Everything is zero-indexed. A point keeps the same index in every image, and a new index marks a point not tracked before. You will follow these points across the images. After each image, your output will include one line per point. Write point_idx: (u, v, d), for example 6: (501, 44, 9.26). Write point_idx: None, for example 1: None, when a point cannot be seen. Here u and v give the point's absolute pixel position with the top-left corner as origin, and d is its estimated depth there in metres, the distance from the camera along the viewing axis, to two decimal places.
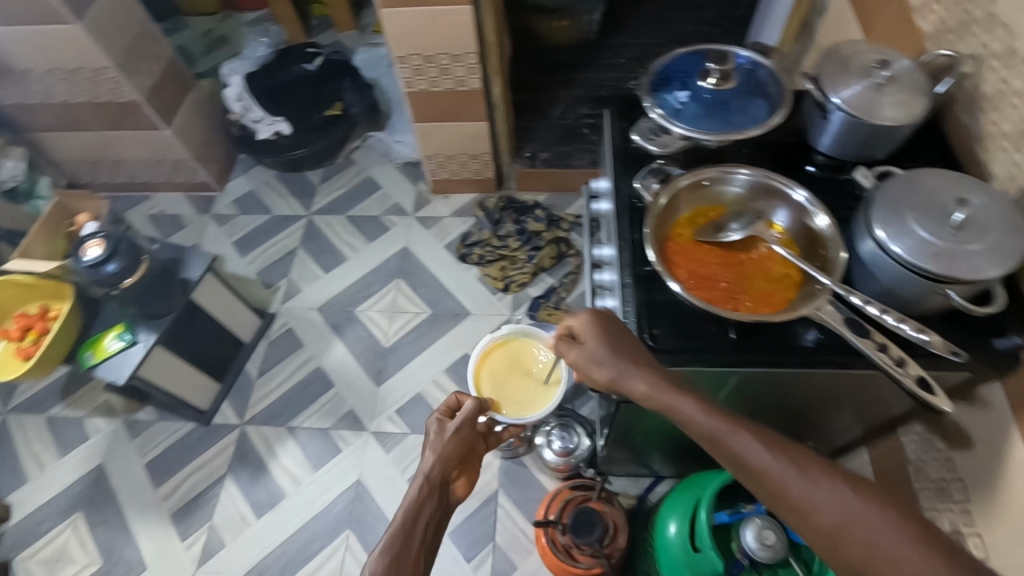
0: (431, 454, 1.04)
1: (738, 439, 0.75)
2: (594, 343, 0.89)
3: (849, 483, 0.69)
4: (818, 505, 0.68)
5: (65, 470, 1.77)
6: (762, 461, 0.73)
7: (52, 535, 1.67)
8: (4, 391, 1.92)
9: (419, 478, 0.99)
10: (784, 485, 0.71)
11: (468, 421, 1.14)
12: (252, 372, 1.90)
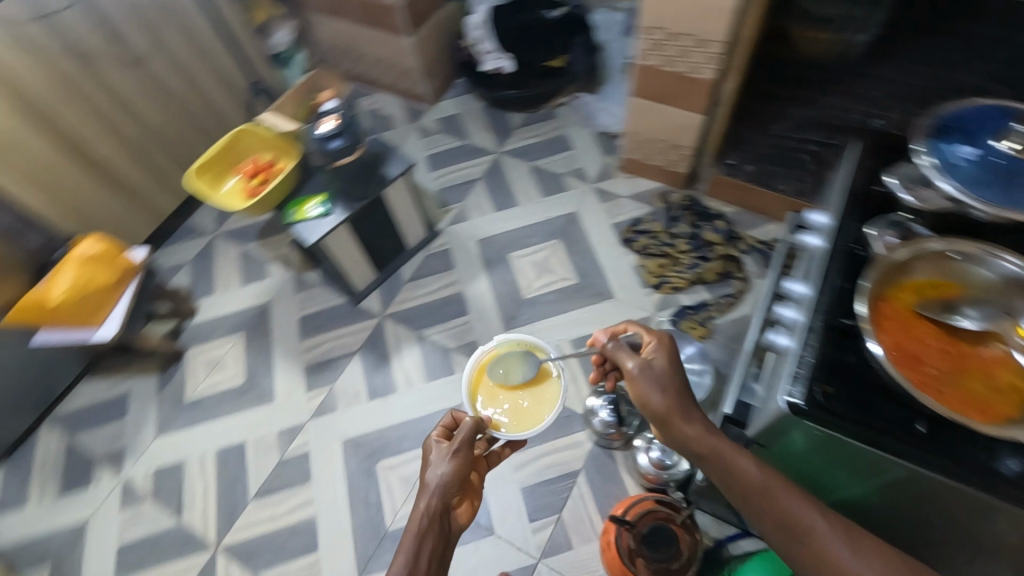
0: (428, 496, 1.04)
1: (791, 504, 0.86)
2: (664, 361, 1.05)
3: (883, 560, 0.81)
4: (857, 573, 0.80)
5: (242, 295, 2.10)
6: (813, 532, 0.84)
7: (219, 343, 2.00)
8: (221, 216, 2.29)
9: (415, 519, 1.01)
10: (830, 556, 0.82)
11: (467, 443, 1.10)
12: (405, 274, 2.07)
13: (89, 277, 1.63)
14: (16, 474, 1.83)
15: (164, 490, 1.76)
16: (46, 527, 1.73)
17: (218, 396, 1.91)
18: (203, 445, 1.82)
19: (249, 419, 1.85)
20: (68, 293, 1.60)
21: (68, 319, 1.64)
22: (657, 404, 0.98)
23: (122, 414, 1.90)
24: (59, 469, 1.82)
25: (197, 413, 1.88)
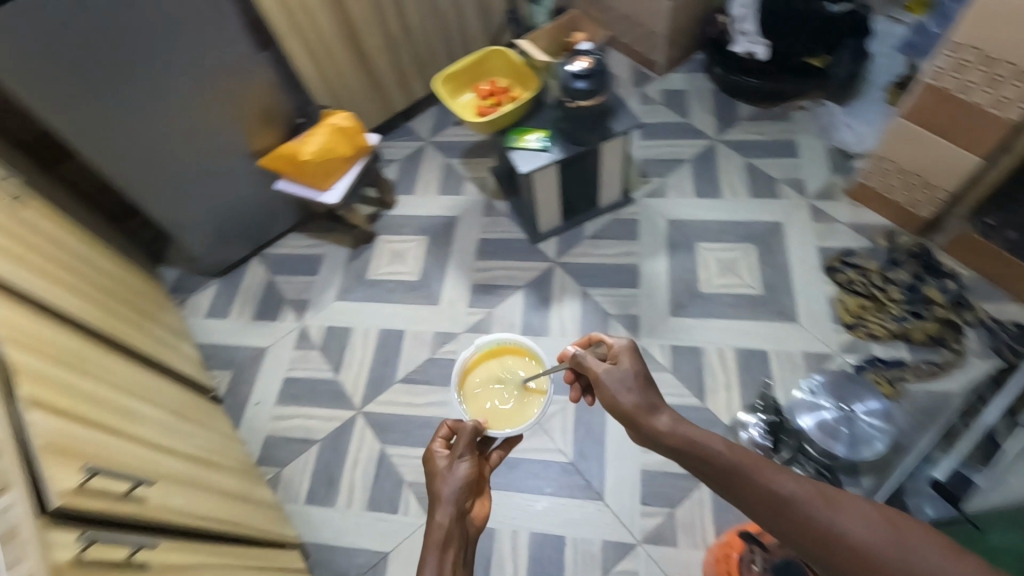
0: (444, 508, 1.02)
1: (769, 477, 0.80)
2: (633, 365, 1.09)
3: (879, 524, 0.70)
4: (860, 544, 0.69)
5: (435, 203, 2.24)
6: (801, 505, 0.75)
7: (405, 238, 2.17)
8: (436, 127, 2.45)
9: (433, 533, 0.99)
10: (825, 531, 0.72)
11: (469, 445, 1.12)
12: (587, 230, 2.08)
13: (334, 146, 1.82)
14: (225, 291, 2.15)
15: (329, 347, 1.98)
16: (236, 341, 2.03)
17: (393, 283, 2.08)
18: (368, 321, 2.01)
19: (412, 312, 2.00)
20: (316, 155, 1.80)
21: (308, 176, 1.85)
22: (630, 403, 1.03)
23: (314, 272, 2.15)
24: (256, 298, 2.12)
25: (372, 292, 2.07)
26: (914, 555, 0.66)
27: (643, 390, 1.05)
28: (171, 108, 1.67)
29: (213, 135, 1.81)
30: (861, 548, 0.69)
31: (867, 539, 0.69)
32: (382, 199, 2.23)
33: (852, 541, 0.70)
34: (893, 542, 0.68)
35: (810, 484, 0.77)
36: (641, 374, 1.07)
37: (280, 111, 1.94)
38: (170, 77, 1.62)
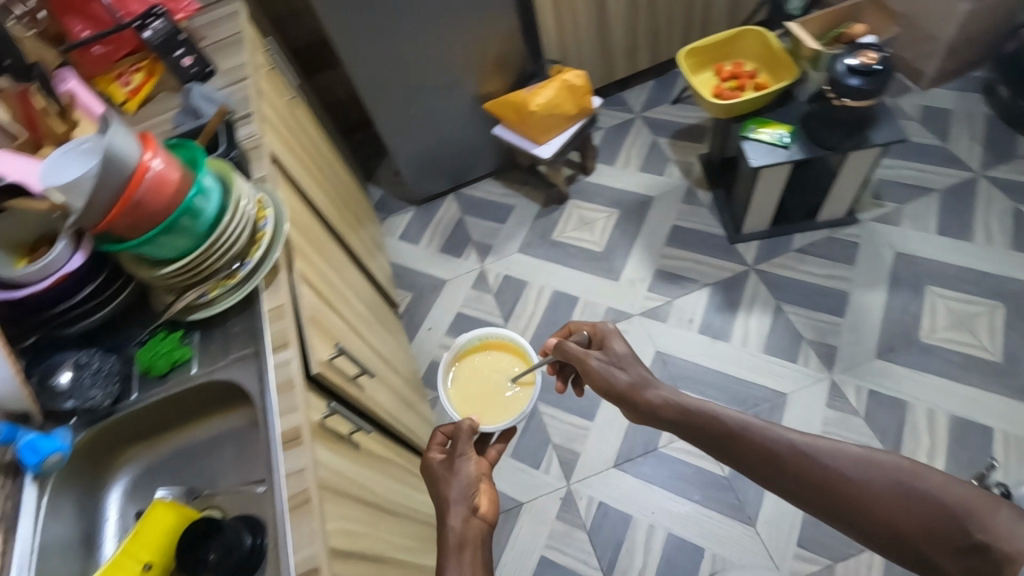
0: (455, 508, 0.93)
1: (772, 434, 0.90)
2: (614, 350, 1.15)
3: (876, 476, 0.82)
4: (858, 490, 0.82)
5: (635, 178, 2.17)
6: (801, 461, 0.86)
7: (596, 208, 2.14)
8: (649, 102, 2.35)
9: (447, 534, 0.89)
10: (823, 480, 0.84)
11: (468, 444, 1.01)
12: (795, 242, 1.91)
13: (561, 102, 1.82)
14: (419, 219, 2.26)
15: (504, 295, 2.03)
16: (421, 267, 2.14)
17: (576, 249, 2.07)
18: (545, 280, 2.02)
19: (590, 283, 1.98)
20: (542, 107, 1.81)
21: (528, 127, 1.87)
22: (622, 381, 1.09)
23: (502, 221, 2.19)
24: (445, 233, 2.21)
25: (554, 252, 2.08)
26: (907, 493, 0.79)
27: (632, 367, 1.11)
28: (427, 37, 1.78)
29: (452, 70, 1.90)
30: (857, 491, 0.82)
31: (865, 486, 0.82)
32: (581, 164, 2.20)
33: (844, 485, 0.83)
34: (889, 486, 0.80)
35: (812, 440, 0.87)
36: (625, 355, 1.13)
37: (515, 58, 1.97)
38: (434, 7, 1.72)
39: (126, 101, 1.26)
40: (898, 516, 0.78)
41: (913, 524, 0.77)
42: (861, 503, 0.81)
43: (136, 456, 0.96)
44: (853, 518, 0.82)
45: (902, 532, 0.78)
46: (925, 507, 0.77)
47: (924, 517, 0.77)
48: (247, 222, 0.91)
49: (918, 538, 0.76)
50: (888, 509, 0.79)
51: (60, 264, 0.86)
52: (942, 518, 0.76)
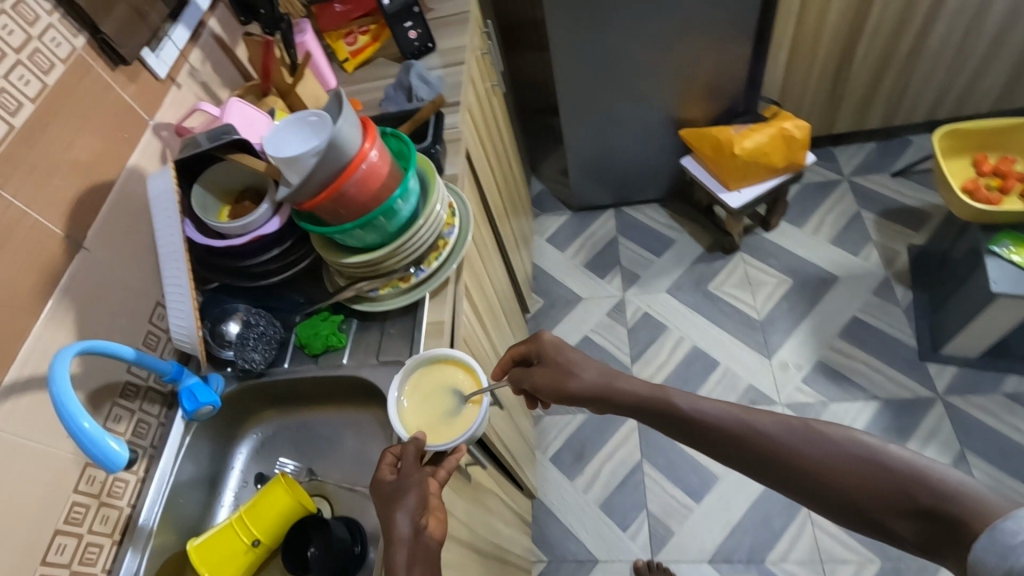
0: (398, 510, 0.68)
1: (683, 401, 0.73)
2: (558, 361, 0.88)
3: (786, 422, 0.64)
4: (766, 439, 0.64)
5: (822, 250, 1.91)
6: (713, 419, 0.69)
7: (768, 271, 1.91)
8: (864, 168, 2.04)
9: (393, 550, 0.65)
10: (731, 434, 0.67)
11: (414, 459, 0.73)
12: (1006, 384, 1.58)
13: (770, 151, 1.62)
14: (572, 226, 2.16)
15: (638, 332, 1.88)
16: (559, 276, 2.04)
17: (731, 308, 1.86)
18: (687, 331, 1.85)
19: (738, 350, 1.78)
20: (747, 152, 1.62)
21: (722, 169, 1.69)
22: (581, 384, 0.85)
23: (657, 253, 2.03)
24: (594, 249, 2.09)
25: (705, 304, 1.89)
26: (817, 439, 0.62)
27: (577, 372, 0.86)
28: (645, 46, 1.65)
29: (658, 86, 1.76)
30: (765, 441, 0.65)
31: (777, 437, 0.64)
32: (764, 217, 1.95)
33: (747, 433, 0.66)
34: (796, 431, 0.63)
35: (718, 407, 0.70)
36: (572, 367, 0.86)
37: (729, 89, 1.77)
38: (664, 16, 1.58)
39: (347, 60, 1.29)
40: (818, 467, 0.60)
41: (839, 476, 0.59)
42: (785, 459, 0.62)
43: (268, 418, 0.97)
44: (776, 474, 0.63)
45: (830, 487, 0.59)
46: (845, 454, 0.59)
47: (847, 467, 0.59)
48: (435, 230, 0.87)
49: (853, 493, 0.58)
50: (808, 459, 0.61)
51: (258, 225, 0.87)
52: (865, 468, 0.58)
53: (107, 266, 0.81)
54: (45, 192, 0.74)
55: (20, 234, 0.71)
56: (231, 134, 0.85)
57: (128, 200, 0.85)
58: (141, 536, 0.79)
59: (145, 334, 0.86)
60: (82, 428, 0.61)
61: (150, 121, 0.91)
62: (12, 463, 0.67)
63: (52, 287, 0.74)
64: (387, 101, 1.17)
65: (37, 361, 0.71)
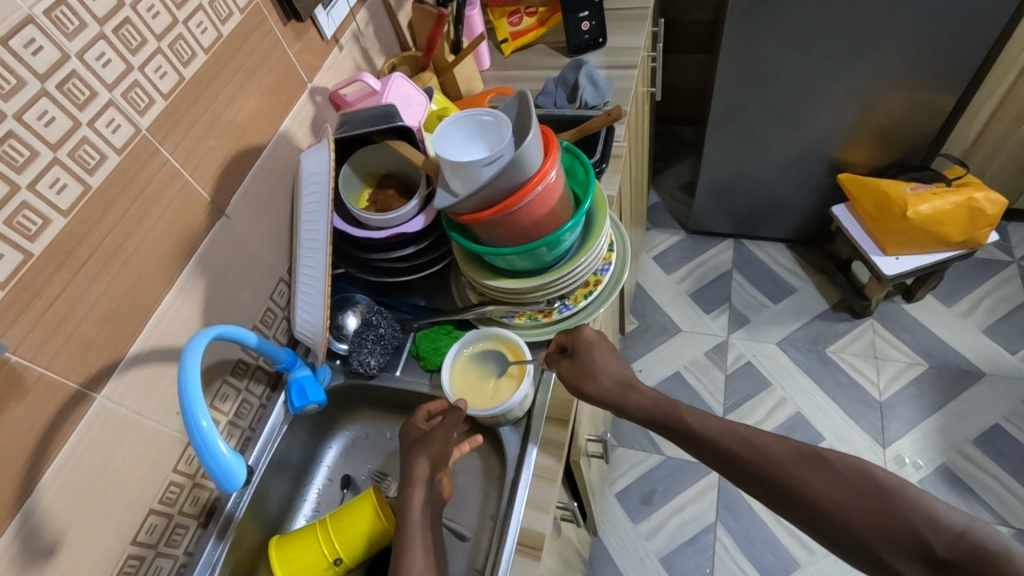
0: (419, 452, 0.67)
1: (685, 413, 0.65)
2: (583, 359, 0.72)
3: (795, 446, 0.57)
4: (768, 462, 0.57)
5: (970, 339, 1.59)
6: (713, 437, 0.62)
7: (901, 349, 1.60)
8: None
9: (410, 489, 0.65)
10: (731, 454, 0.60)
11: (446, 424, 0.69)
12: None
13: (947, 221, 1.40)
14: (684, 248, 1.89)
15: (735, 381, 1.61)
16: (660, 301, 1.78)
17: (849, 381, 1.57)
18: (792, 394, 1.57)
19: (847, 431, 1.50)
20: (921, 217, 1.39)
21: (882, 230, 1.48)
22: (597, 389, 0.70)
23: (774, 300, 1.74)
24: (703, 279, 1.81)
25: (819, 370, 1.60)
26: (825, 466, 0.55)
27: (597, 375, 0.71)
28: (816, 75, 1.34)
29: (818, 123, 1.45)
30: (762, 462, 0.58)
31: (781, 460, 0.57)
32: (908, 285, 1.64)
33: (746, 452, 0.59)
34: (802, 456, 0.56)
35: (720, 423, 0.62)
36: (594, 368, 0.71)
37: (910, 136, 1.45)
38: (847, 48, 1.28)
39: (506, 41, 1.17)
40: (821, 498, 0.54)
41: (849, 513, 0.52)
42: (786, 486, 0.56)
43: (363, 417, 0.90)
44: (776, 499, 0.57)
45: (834, 522, 0.53)
46: (854, 487, 0.53)
47: (861, 507, 0.52)
48: (591, 267, 0.78)
49: (858, 530, 0.52)
50: (813, 490, 0.54)
51: (401, 221, 0.79)
52: (873, 505, 0.51)
53: (244, 237, 0.76)
54: (201, 152, 0.69)
55: (171, 194, 0.66)
56: (394, 119, 0.77)
57: (273, 168, 0.79)
58: (225, 524, 0.74)
59: (264, 311, 0.81)
60: (200, 427, 0.53)
61: (309, 84, 0.84)
62: (125, 436, 0.63)
63: (189, 255, 0.69)
64: (544, 96, 1.05)
65: (164, 330, 0.67)
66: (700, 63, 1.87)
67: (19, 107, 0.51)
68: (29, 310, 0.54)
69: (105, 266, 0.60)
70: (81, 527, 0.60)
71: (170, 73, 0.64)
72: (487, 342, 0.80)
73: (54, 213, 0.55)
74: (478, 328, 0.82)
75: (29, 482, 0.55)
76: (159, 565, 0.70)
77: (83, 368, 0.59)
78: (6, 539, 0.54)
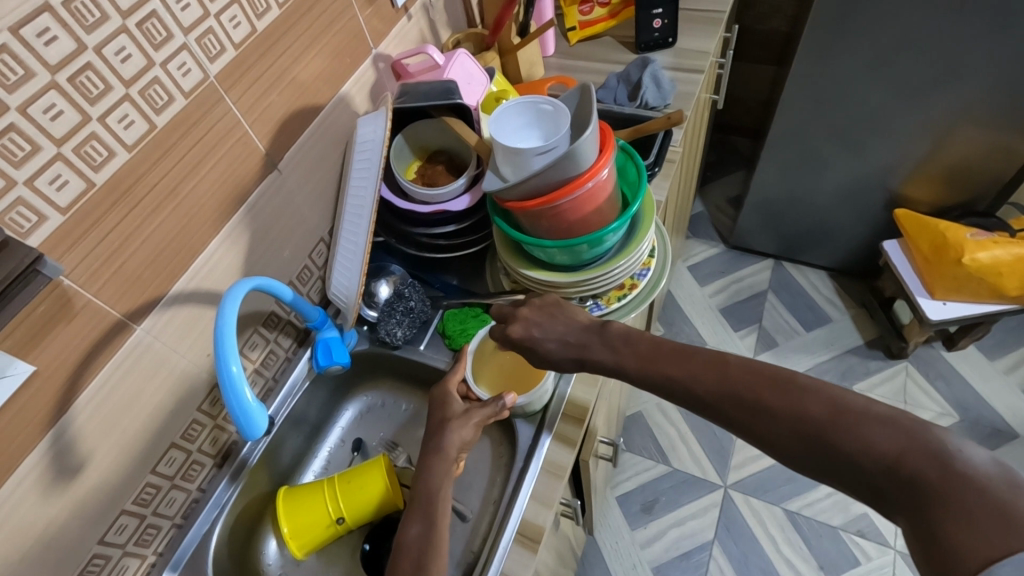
0: (449, 424, 0.68)
1: (649, 349, 0.60)
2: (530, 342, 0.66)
3: (757, 364, 0.53)
4: (722, 380, 0.53)
5: (1011, 398, 1.52)
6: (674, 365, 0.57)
7: (933, 395, 1.54)
8: None
9: (431, 457, 0.66)
10: (691, 378, 0.55)
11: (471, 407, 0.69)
12: None
13: (1007, 273, 1.33)
14: (721, 262, 1.85)
15: None
16: (689, 313, 1.75)
17: None
18: None
19: None
20: (977, 265, 1.33)
21: (935, 273, 1.42)
22: None
23: (807, 327, 1.69)
24: (736, 296, 1.77)
25: None
26: (781, 383, 0.50)
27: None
28: (891, 102, 1.28)
29: (884, 152, 1.39)
30: (722, 382, 0.53)
31: (741, 379, 0.52)
32: (950, 333, 1.59)
33: (705, 373, 0.54)
34: (756, 373, 0.52)
35: (678, 350, 0.58)
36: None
37: (982, 177, 1.37)
38: (930, 79, 1.21)
39: (573, 29, 1.15)
40: (787, 412, 0.49)
41: (803, 425, 0.48)
42: (741, 404, 0.51)
43: (382, 386, 0.92)
44: (731, 418, 0.52)
45: (800, 435, 0.48)
46: (809, 403, 0.48)
47: (825, 414, 0.47)
48: (629, 271, 0.77)
49: (824, 440, 0.46)
50: (768, 405, 0.50)
51: (446, 198, 0.80)
52: (838, 415, 0.47)
53: (292, 193, 0.77)
54: (262, 106, 0.70)
55: (228, 144, 0.67)
56: (453, 97, 0.78)
57: (328, 131, 0.80)
58: (239, 468, 0.78)
59: (301, 269, 0.82)
60: (229, 372, 0.54)
61: (373, 50, 0.85)
62: (157, 372, 0.66)
63: (237, 206, 0.70)
64: (605, 90, 1.03)
65: (205, 275, 0.69)
66: (767, 75, 1.82)
67: (99, 40, 0.53)
68: (84, 240, 0.56)
69: (160, 205, 0.62)
70: (107, 452, 0.63)
71: (243, 24, 0.65)
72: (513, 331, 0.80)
73: (118, 147, 0.56)
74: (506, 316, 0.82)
75: (65, 402, 0.58)
76: (174, 496, 0.73)
77: (127, 300, 0.61)
78: (40, 452, 0.56)
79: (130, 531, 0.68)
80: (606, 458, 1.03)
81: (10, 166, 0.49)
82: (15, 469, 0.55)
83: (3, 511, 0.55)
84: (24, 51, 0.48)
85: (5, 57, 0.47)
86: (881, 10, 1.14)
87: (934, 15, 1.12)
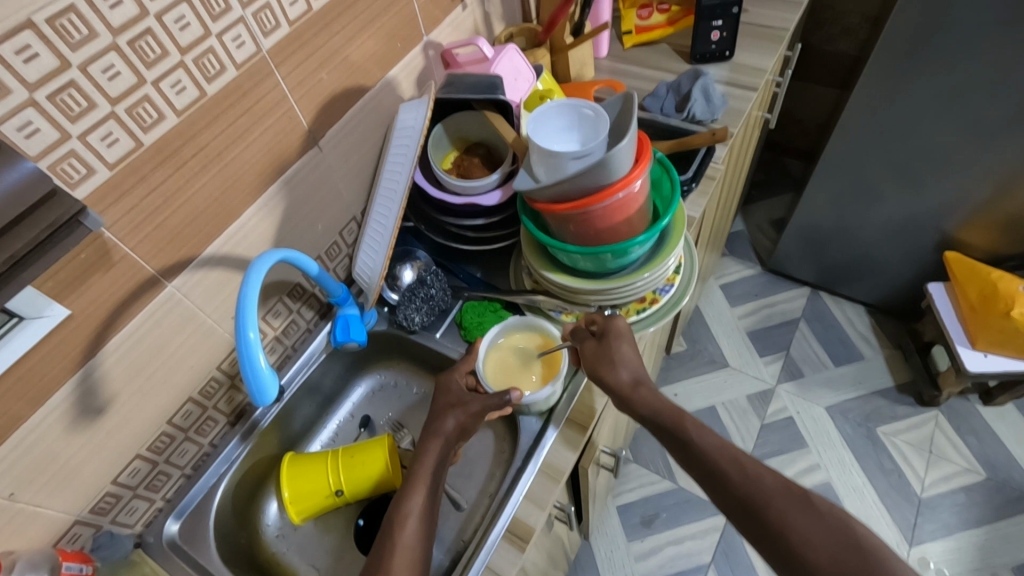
0: (451, 411, 0.69)
1: (692, 428, 0.64)
2: (609, 346, 0.71)
3: (786, 483, 0.56)
4: (756, 488, 0.57)
5: None
6: (709, 453, 0.61)
7: (960, 449, 1.48)
8: None
9: (430, 439, 0.67)
10: (721, 474, 0.59)
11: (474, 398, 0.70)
12: None
13: None
14: (755, 285, 1.80)
15: (771, 433, 1.54)
16: (715, 332, 1.72)
17: (893, 468, 1.47)
18: (827, 462, 1.48)
19: (877, 517, 1.40)
20: None
21: (980, 323, 1.35)
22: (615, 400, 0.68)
23: (837, 361, 1.64)
24: (766, 321, 1.73)
25: (864, 448, 1.50)
26: (811, 510, 0.54)
27: (618, 366, 0.69)
28: (957, 139, 1.22)
29: (943, 190, 1.33)
30: (753, 488, 0.57)
31: (768, 491, 0.56)
32: (989, 387, 1.52)
33: (735, 474, 0.58)
34: (790, 493, 0.55)
35: (718, 441, 0.62)
36: (616, 358, 0.70)
37: None
38: (1000, 119, 1.15)
39: (629, 33, 1.13)
40: (799, 539, 0.53)
41: (821, 559, 0.52)
42: (768, 517, 0.55)
43: (396, 366, 0.93)
44: (754, 529, 0.56)
45: (805, 562, 0.52)
46: (834, 538, 0.52)
47: (834, 552, 0.51)
48: (653, 285, 0.76)
49: None
50: (794, 529, 0.53)
51: (478, 192, 0.80)
52: (848, 558, 0.51)
53: (330, 170, 0.79)
54: (311, 82, 0.71)
55: (273, 117, 0.69)
56: (497, 92, 0.79)
57: (371, 113, 0.81)
58: (250, 429, 0.81)
59: (331, 244, 0.84)
60: (246, 337, 0.56)
61: (425, 37, 0.86)
62: (183, 328, 0.69)
63: (276, 177, 0.72)
64: (654, 98, 1.01)
65: (239, 242, 0.71)
66: (829, 99, 1.75)
67: (161, 8, 0.55)
68: (129, 194, 0.58)
69: (203, 168, 0.64)
70: (129, 398, 0.66)
71: (301, 2, 0.66)
72: (528, 330, 0.80)
73: (168, 111, 0.59)
74: (524, 314, 0.82)
75: (95, 345, 0.61)
76: (186, 449, 0.76)
77: (161, 257, 0.64)
78: (67, 389, 0.60)
79: (142, 475, 0.72)
80: (608, 467, 1.02)
81: (66, 120, 0.52)
82: (43, 404, 0.58)
83: (30, 439, 0.59)
84: (90, 13, 0.50)
85: (72, 18, 0.49)
86: (958, 42, 1.08)
87: (1014, 52, 1.05)
